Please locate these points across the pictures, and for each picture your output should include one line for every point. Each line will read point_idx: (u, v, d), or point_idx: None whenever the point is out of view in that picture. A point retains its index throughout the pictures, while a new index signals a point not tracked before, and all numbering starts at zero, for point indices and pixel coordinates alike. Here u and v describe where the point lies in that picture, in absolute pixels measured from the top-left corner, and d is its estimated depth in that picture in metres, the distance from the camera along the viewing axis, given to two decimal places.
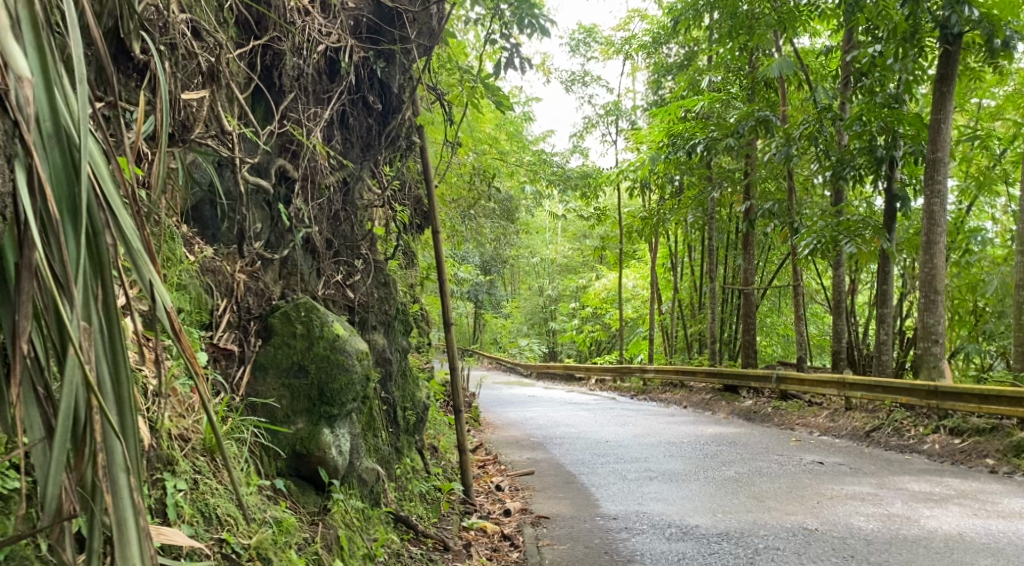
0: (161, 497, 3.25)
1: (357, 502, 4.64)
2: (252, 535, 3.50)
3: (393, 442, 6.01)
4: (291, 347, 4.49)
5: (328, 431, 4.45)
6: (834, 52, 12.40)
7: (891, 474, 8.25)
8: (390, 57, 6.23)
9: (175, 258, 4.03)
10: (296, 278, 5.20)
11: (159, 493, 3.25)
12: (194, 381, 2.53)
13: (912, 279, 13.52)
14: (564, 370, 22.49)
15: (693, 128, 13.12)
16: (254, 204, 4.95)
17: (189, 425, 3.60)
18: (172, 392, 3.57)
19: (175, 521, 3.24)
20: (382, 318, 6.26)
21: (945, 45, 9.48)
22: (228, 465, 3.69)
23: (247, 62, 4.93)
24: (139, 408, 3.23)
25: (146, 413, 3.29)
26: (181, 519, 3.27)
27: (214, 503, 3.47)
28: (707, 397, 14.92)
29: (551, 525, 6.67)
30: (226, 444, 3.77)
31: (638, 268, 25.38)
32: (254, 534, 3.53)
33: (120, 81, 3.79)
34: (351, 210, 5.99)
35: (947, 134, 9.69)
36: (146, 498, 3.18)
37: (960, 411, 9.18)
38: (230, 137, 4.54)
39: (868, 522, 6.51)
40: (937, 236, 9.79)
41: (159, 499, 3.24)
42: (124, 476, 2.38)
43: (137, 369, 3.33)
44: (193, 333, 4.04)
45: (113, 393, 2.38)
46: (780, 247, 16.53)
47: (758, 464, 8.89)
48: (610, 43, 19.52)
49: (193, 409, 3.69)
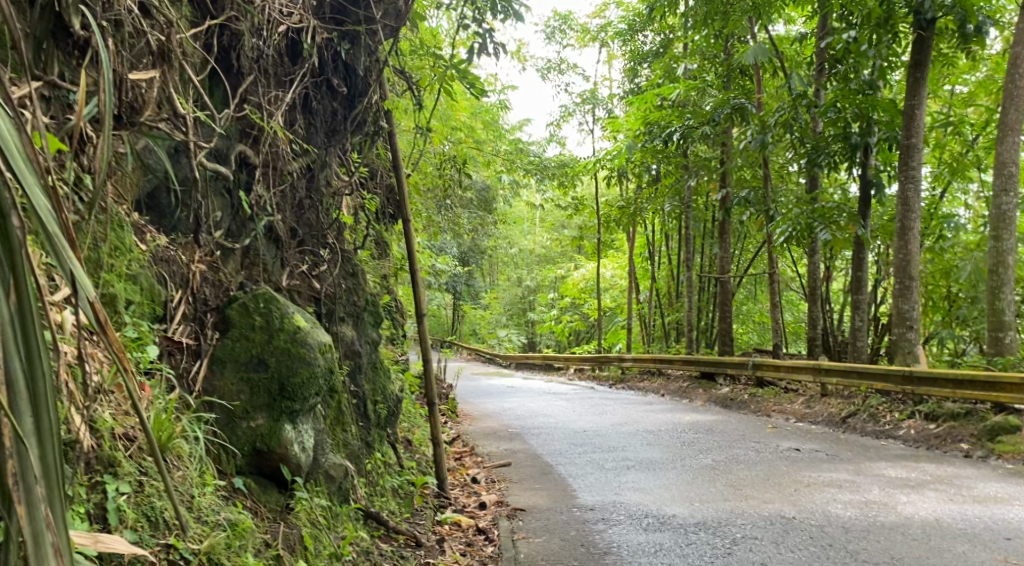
0: (101, 503, 3.12)
1: (323, 499, 4.51)
2: (202, 540, 3.36)
3: (363, 437, 5.86)
4: (251, 341, 4.34)
5: (290, 426, 4.31)
6: (809, 39, 12.32)
7: (867, 459, 8.21)
8: (355, 39, 6.02)
9: (125, 247, 3.93)
10: (258, 268, 5.07)
11: (99, 498, 3.12)
12: (122, 377, 2.39)
13: (887, 266, 13.51)
14: (543, 360, 22.38)
15: (669, 117, 13.03)
16: (213, 191, 4.81)
17: (136, 424, 3.45)
18: (116, 390, 3.45)
19: (117, 527, 3.11)
20: (351, 310, 6.11)
21: (918, 30, 9.43)
22: (178, 464, 3.56)
23: (203, 43, 4.80)
24: (74, 404, 3.10)
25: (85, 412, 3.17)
26: (125, 524, 3.14)
27: (160, 506, 3.32)
28: (685, 385, 14.86)
29: (527, 517, 6.55)
30: (179, 443, 3.63)
31: (615, 258, 25.31)
32: (205, 538, 3.40)
33: (60, 60, 3.67)
34: (316, 198, 5.83)
35: (921, 119, 9.61)
36: (84, 502, 3.05)
37: (935, 397, 9.15)
38: (185, 120, 4.37)
39: (845, 510, 6.43)
40: (911, 222, 9.74)
41: (99, 503, 3.11)
42: (37, 484, 2.23)
43: (75, 366, 3.21)
44: (143, 327, 3.90)
45: (26, 392, 2.23)
46: (757, 235, 16.48)
47: (736, 451, 8.82)
48: (586, 30, 19.39)
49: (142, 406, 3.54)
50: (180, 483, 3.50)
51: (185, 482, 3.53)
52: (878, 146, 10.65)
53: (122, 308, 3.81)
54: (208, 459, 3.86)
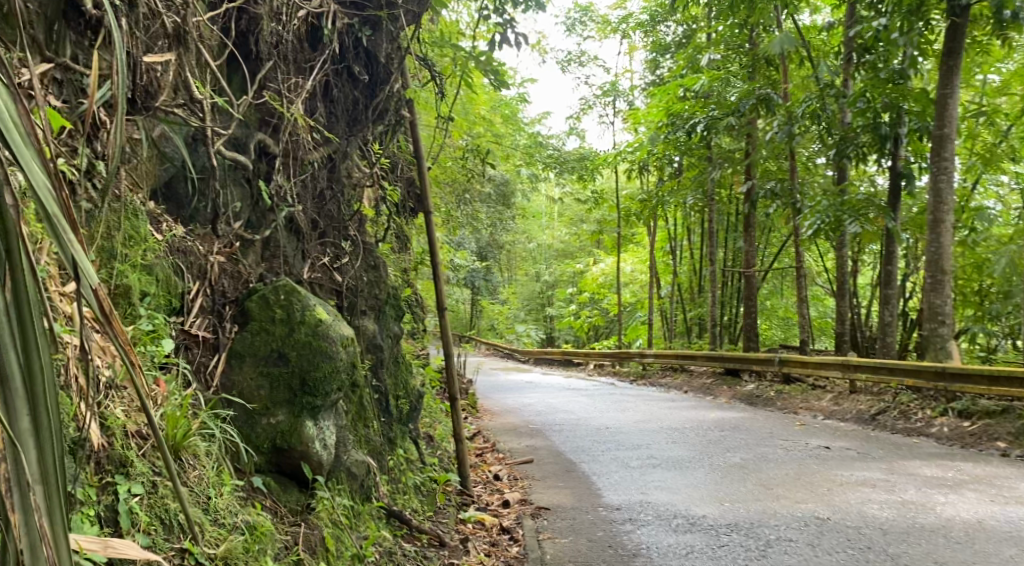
0: (112, 505, 2.96)
1: (345, 499, 4.35)
2: (219, 544, 3.22)
3: (385, 433, 5.72)
4: (271, 334, 4.19)
5: (312, 423, 4.16)
6: (837, 28, 12.03)
7: (901, 458, 7.98)
8: (377, 24, 5.88)
9: (139, 236, 3.79)
10: (279, 261, 4.93)
11: (109, 499, 2.97)
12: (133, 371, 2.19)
13: (917, 260, 13.20)
14: (563, 356, 22.18)
15: (693, 108, 12.82)
16: (232, 180, 4.70)
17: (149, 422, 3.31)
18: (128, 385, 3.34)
19: (130, 531, 2.96)
20: (373, 303, 5.96)
21: (953, 17, 9.16)
22: (194, 464, 3.42)
23: (220, 27, 4.66)
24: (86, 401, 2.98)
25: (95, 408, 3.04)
26: (137, 528, 2.99)
27: (175, 508, 3.17)
28: (708, 380, 14.62)
29: (552, 517, 6.39)
30: (196, 441, 3.49)
31: (636, 253, 25.06)
32: (222, 542, 3.26)
33: (72, 40, 3.53)
34: (337, 188, 5.68)
35: (953, 108, 9.31)
36: (94, 505, 2.91)
37: (969, 393, 8.91)
38: (201, 106, 4.24)
39: (882, 511, 6.22)
40: (944, 215, 9.44)
41: (110, 506, 2.96)
42: (33, 491, 2.02)
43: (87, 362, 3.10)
44: (160, 320, 3.76)
45: (22, 388, 2.01)
46: (782, 228, 16.22)
47: (764, 449, 8.61)
48: (606, 22, 19.15)
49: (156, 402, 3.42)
50: (195, 484, 3.35)
51: (200, 483, 3.38)
52: (908, 137, 10.32)
53: (137, 300, 3.67)
54: (226, 459, 3.72)
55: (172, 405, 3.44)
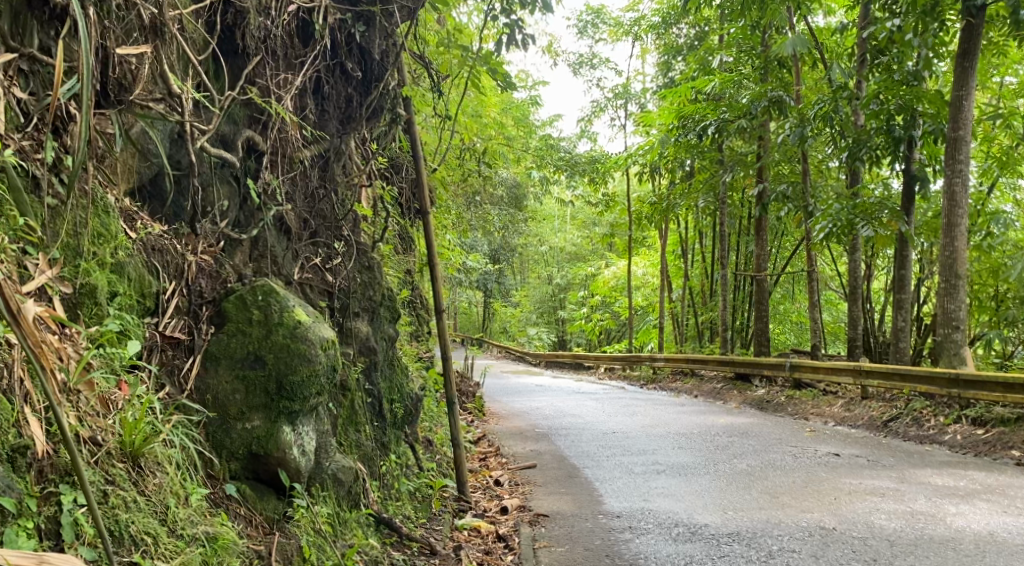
0: (54, 516, 3.10)
1: (328, 507, 4.25)
2: (172, 557, 3.29)
3: (378, 437, 5.57)
4: (247, 336, 4.09)
5: (290, 429, 4.08)
6: (850, 29, 11.81)
7: (912, 466, 7.78)
8: (370, 20, 5.76)
9: (109, 234, 3.73)
10: (267, 261, 4.81)
11: (51, 510, 3.10)
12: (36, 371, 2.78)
13: (931, 264, 12.94)
14: (573, 359, 21.95)
15: (704, 110, 12.65)
16: (219, 179, 4.58)
17: (107, 428, 3.38)
18: (87, 387, 3.39)
19: (73, 544, 3.09)
20: (367, 304, 5.82)
21: (968, 17, 8.95)
22: (154, 471, 3.46)
23: (205, 21, 4.56)
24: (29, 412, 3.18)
25: (38, 416, 3.21)
26: (81, 541, 3.12)
27: (127, 519, 3.23)
28: (719, 385, 14.40)
29: (549, 524, 6.25)
30: (156, 446, 3.51)
31: (648, 257, 24.79)
32: (178, 555, 3.31)
33: (38, 30, 3.55)
34: (330, 188, 5.55)
35: (969, 110, 9.09)
36: (33, 517, 3.04)
37: (983, 401, 8.68)
38: (180, 100, 4.15)
39: (890, 521, 6.03)
40: (958, 218, 9.24)
41: (52, 517, 3.09)
42: None
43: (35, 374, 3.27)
44: (127, 320, 3.72)
45: None
46: (794, 231, 15.99)
47: (772, 456, 8.43)
48: (619, 23, 18.97)
49: (113, 407, 3.48)
50: (153, 493, 3.40)
51: (159, 492, 3.42)
52: (923, 140, 10.06)
53: (104, 300, 3.63)
54: (194, 465, 3.70)
55: (130, 411, 3.48)
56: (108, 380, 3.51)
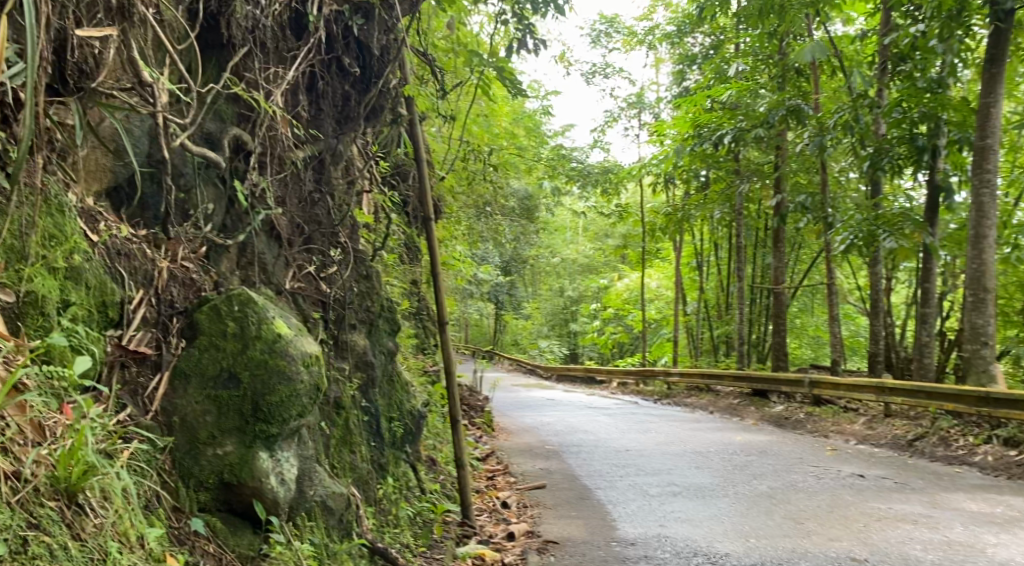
0: None
1: (314, 539, 3.87)
2: None
3: (375, 459, 5.18)
4: (221, 350, 3.73)
5: (267, 454, 3.72)
6: (870, 37, 11.37)
7: (943, 490, 7.32)
8: (369, 13, 5.43)
9: (64, 235, 3.43)
10: (255, 270, 4.44)
11: None
12: None
13: (955, 276, 12.44)
14: (586, 372, 21.48)
15: (720, 119, 12.26)
16: (203, 180, 4.25)
17: (40, 459, 3.02)
18: (19, 409, 3.09)
19: None
20: (364, 317, 5.43)
21: (996, 22, 8.39)
22: (97, 509, 3.08)
23: (184, 9, 4.23)
24: None
25: None
26: None
27: None
28: (735, 401, 13.93)
29: (559, 552, 5.83)
30: (99, 481, 3.13)
31: (661, 269, 24.33)
32: None
33: None
34: (326, 192, 5.20)
35: (997, 119, 8.58)
36: None
37: (1015, 421, 8.21)
38: (153, 90, 3.80)
39: (926, 552, 5.59)
40: (987, 231, 8.73)
41: None
42: None
43: None
44: (82, 329, 3.36)
45: None
46: (813, 242, 15.54)
47: (793, 477, 7.98)
48: (632, 32, 18.56)
49: (50, 433, 3.13)
50: (91, 536, 3.01)
51: (99, 534, 3.03)
52: (947, 149, 9.49)
53: (53, 310, 3.31)
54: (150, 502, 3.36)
55: (68, 439, 3.11)
56: (47, 404, 3.17)
